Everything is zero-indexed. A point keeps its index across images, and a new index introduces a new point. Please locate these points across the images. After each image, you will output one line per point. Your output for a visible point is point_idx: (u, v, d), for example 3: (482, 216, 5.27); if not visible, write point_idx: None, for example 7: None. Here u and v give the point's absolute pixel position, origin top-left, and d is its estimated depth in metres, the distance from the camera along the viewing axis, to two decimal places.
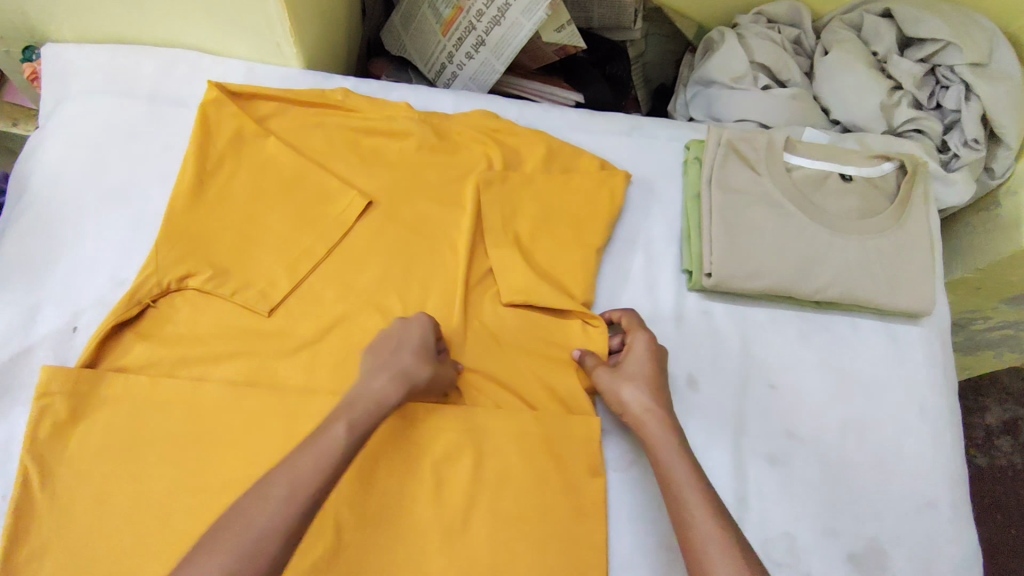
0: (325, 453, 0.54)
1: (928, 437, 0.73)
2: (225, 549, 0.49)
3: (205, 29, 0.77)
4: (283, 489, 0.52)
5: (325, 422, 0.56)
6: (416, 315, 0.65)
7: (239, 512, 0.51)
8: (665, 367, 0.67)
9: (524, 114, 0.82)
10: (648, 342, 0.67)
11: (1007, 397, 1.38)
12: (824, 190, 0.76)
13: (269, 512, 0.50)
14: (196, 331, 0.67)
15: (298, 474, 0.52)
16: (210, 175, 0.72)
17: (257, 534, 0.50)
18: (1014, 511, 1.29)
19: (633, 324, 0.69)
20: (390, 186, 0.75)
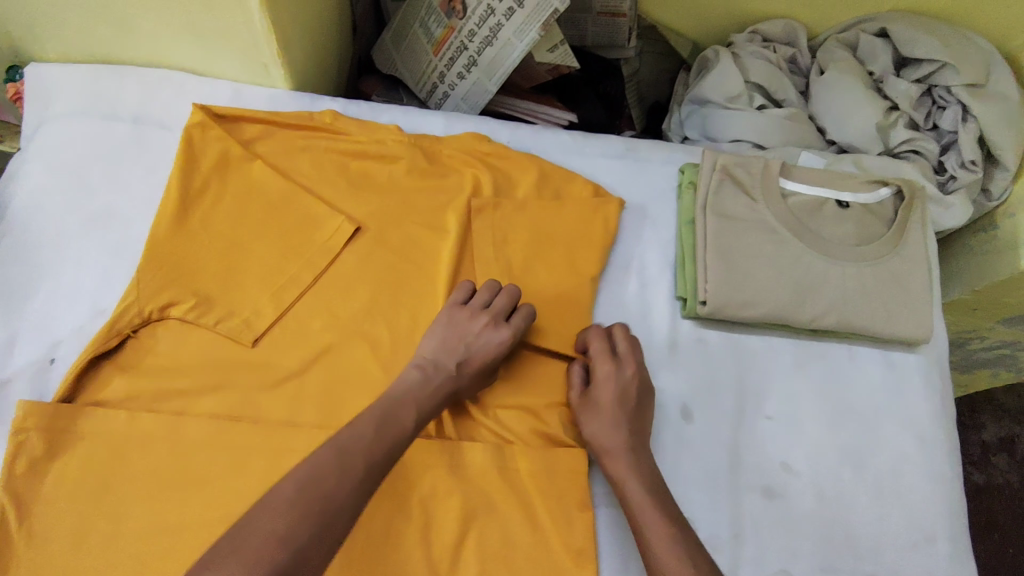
0: (397, 436, 0.57)
1: (926, 469, 0.71)
2: (311, 515, 0.49)
3: (191, 49, 0.75)
4: (361, 463, 0.53)
5: (397, 406, 0.59)
6: (501, 329, 0.66)
7: (321, 476, 0.51)
8: (631, 396, 0.66)
9: (516, 137, 0.80)
10: (608, 373, 0.66)
11: (1002, 414, 1.37)
12: (820, 216, 0.75)
13: (349, 488, 0.52)
14: (178, 362, 0.65)
15: (372, 453, 0.55)
16: (194, 201, 0.70)
17: (339, 503, 0.51)
18: (1010, 530, 1.28)
19: (595, 349, 0.68)
20: (377, 212, 0.73)
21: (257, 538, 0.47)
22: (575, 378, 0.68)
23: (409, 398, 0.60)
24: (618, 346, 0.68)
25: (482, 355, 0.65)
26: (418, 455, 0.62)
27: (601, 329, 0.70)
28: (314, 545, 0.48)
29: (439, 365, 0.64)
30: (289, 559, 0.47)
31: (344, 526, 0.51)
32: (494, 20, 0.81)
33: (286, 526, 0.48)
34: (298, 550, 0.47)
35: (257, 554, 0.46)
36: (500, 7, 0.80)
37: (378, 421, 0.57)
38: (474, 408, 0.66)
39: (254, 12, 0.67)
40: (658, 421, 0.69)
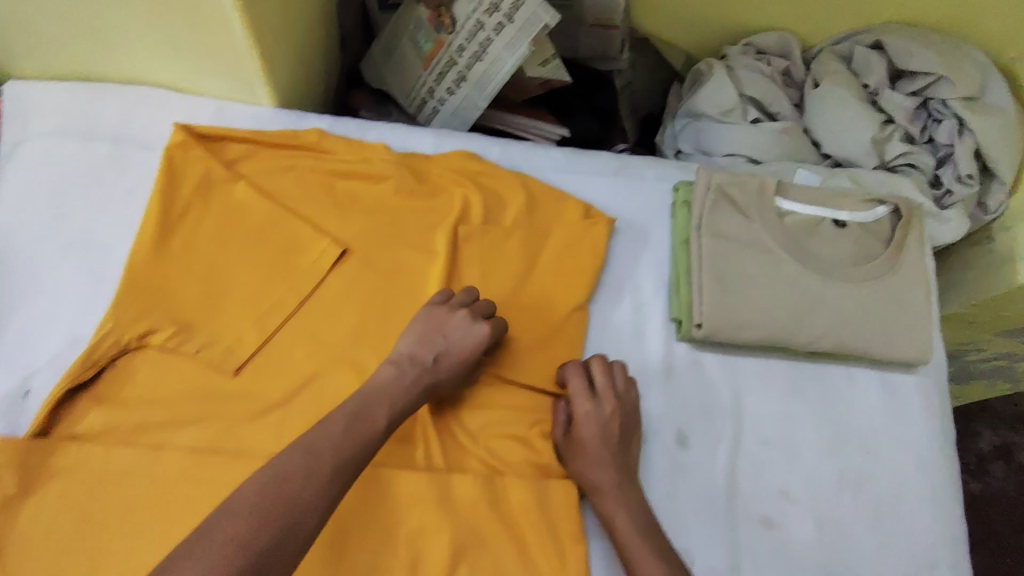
0: (369, 436, 0.55)
1: (927, 495, 0.70)
2: (273, 519, 0.47)
3: (173, 66, 0.73)
4: (329, 465, 0.51)
5: (369, 404, 0.57)
6: (480, 326, 0.64)
7: (286, 478, 0.49)
8: (613, 433, 0.64)
9: (506, 154, 0.79)
10: (588, 412, 0.65)
11: (999, 422, 1.36)
12: (817, 236, 0.73)
13: (316, 491, 0.50)
14: (158, 394, 0.63)
15: (342, 454, 0.53)
16: (175, 224, 0.68)
17: (303, 507, 0.49)
18: (1008, 539, 1.27)
19: (573, 388, 0.66)
20: (364, 233, 0.71)
21: (214, 544, 0.45)
22: (558, 416, 0.66)
23: (381, 395, 0.58)
24: (597, 382, 0.66)
25: (459, 352, 0.63)
26: (406, 489, 0.61)
27: (579, 365, 0.68)
28: (276, 548, 0.46)
29: (414, 360, 0.62)
30: (247, 564, 0.45)
31: (310, 529, 0.49)
32: (483, 35, 0.81)
33: (247, 530, 0.46)
34: (256, 556, 0.45)
35: (214, 561, 0.44)
36: (490, 22, 0.80)
37: (349, 420, 0.55)
38: (464, 436, 0.65)
39: (236, 29, 0.65)
40: (652, 446, 0.68)
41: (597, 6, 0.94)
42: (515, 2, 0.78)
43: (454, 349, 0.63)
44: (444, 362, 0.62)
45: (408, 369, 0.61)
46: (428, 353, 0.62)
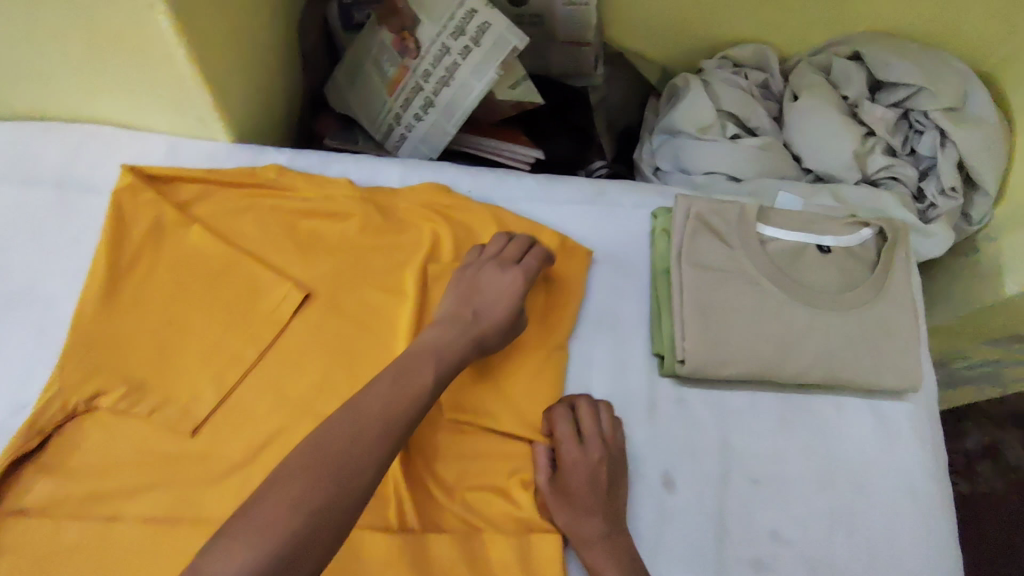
0: (417, 393, 0.52)
1: (921, 528, 0.68)
2: (327, 476, 0.45)
3: (120, 102, 0.69)
4: (379, 422, 0.49)
5: (415, 360, 0.55)
6: (513, 270, 0.65)
7: (336, 437, 0.47)
8: (601, 481, 0.61)
9: (477, 185, 0.75)
10: (575, 458, 0.62)
11: (985, 421, 1.34)
12: (802, 263, 0.71)
13: (371, 446, 0.48)
14: (110, 460, 0.59)
15: (392, 409, 0.50)
16: (124, 275, 0.64)
17: (361, 462, 0.46)
18: (997, 539, 1.24)
19: (560, 434, 0.63)
20: (328, 275, 0.67)
21: (269, 504, 0.43)
22: (540, 460, 0.63)
23: (429, 348, 0.57)
24: (584, 426, 0.63)
25: (499, 299, 0.63)
26: (377, 554, 0.57)
27: (565, 408, 0.65)
28: (331, 507, 0.44)
29: (456, 314, 0.62)
30: (303, 524, 0.42)
31: (367, 486, 0.46)
32: (449, 60, 0.77)
33: (300, 489, 0.44)
34: (316, 514, 0.43)
35: (270, 521, 0.42)
36: (456, 46, 0.77)
37: (395, 377, 0.53)
38: (440, 489, 0.62)
39: (183, 65, 0.61)
40: (635, 490, 0.65)
41: (570, 23, 0.90)
42: (481, 24, 0.75)
43: (493, 296, 0.64)
44: (486, 309, 0.63)
45: (451, 322, 0.61)
46: (469, 305, 0.63)
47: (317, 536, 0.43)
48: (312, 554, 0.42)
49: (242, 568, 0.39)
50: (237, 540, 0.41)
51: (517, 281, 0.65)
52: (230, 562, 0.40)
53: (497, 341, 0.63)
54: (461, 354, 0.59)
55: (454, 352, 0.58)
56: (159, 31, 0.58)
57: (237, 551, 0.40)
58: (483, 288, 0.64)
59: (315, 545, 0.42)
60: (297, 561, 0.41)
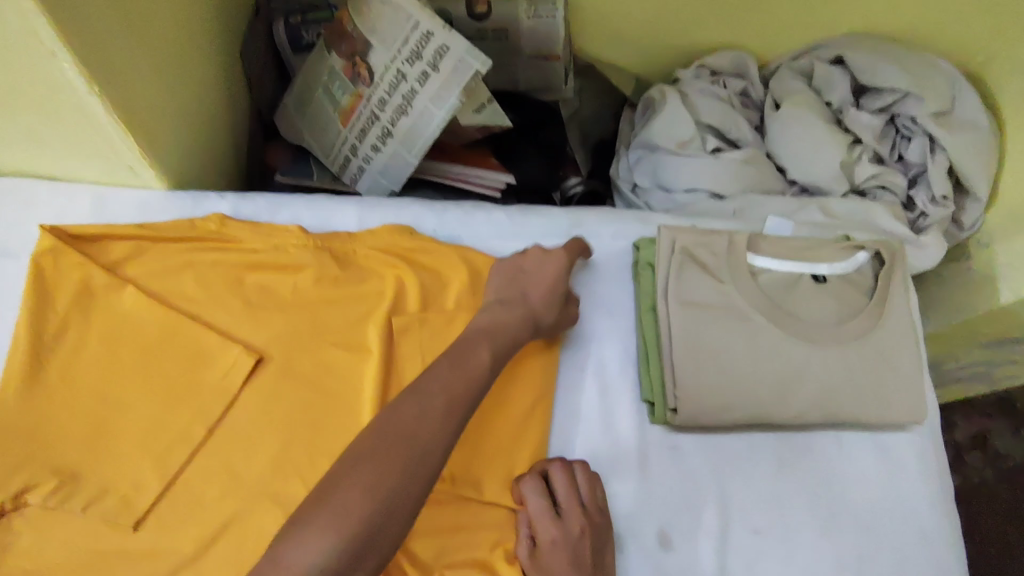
0: (475, 374, 0.52)
1: (931, 568, 0.64)
2: (395, 462, 0.44)
3: (36, 154, 0.62)
4: (442, 404, 0.49)
5: (470, 343, 0.54)
6: (555, 250, 0.64)
7: (401, 422, 0.47)
8: (586, 556, 0.56)
9: (443, 224, 0.70)
10: (554, 536, 0.57)
11: (972, 410, 1.29)
12: (796, 295, 0.66)
13: (436, 430, 0.47)
14: (41, 564, 0.52)
15: (453, 392, 0.50)
16: (50, 350, 0.57)
17: (428, 446, 0.46)
18: (990, 531, 1.20)
19: (534, 509, 0.58)
20: (282, 335, 0.61)
21: (343, 489, 0.43)
22: (521, 535, 0.58)
23: (486, 330, 0.56)
24: (560, 496, 0.58)
25: (546, 280, 0.63)
26: None
27: (537, 477, 0.59)
28: (401, 492, 0.44)
29: (505, 299, 0.61)
30: (375, 510, 0.43)
31: (432, 471, 0.46)
32: (406, 87, 0.71)
33: (371, 476, 0.43)
34: (386, 500, 0.43)
35: (344, 507, 0.42)
36: (412, 72, 0.70)
37: (452, 361, 0.52)
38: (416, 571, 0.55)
39: (99, 113, 0.54)
40: (628, 552, 0.60)
41: (536, 36, 0.84)
42: (439, 49, 0.69)
43: (539, 278, 0.63)
44: (535, 292, 0.62)
45: (501, 305, 0.60)
46: (517, 291, 0.62)
47: (386, 522, 0.43)
48: (382, 539, 0.43)
49: (321, 554, 0.40)
50: (314, 525, 0.41)
51: (562, 261, 0.64)
52: (309, 549, 0.40)
53: (550, 323, 0.62)
54: (515, 335, 0.58)
55: (507, 334, 0.57)
56: (66, 80, 0.51)
57: (314, 537, 0.41)
58: (529, 273, 0.63)
59: (384, 532, 0.43)
60: (369, 546, 0.42)
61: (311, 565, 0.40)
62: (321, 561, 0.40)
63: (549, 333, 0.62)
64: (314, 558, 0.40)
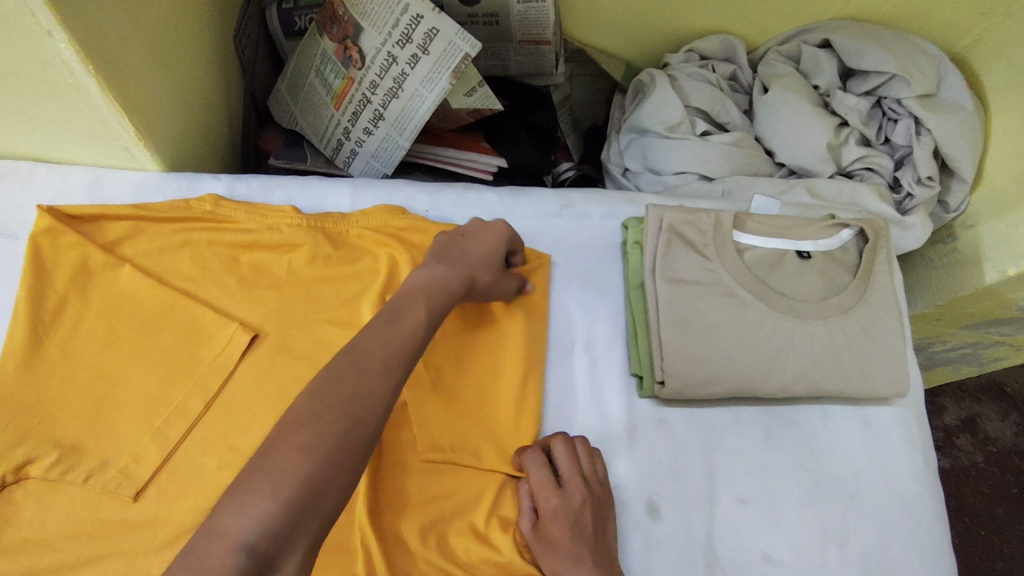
0: (412, 332, 0.50)
1: (914, 535, 0.66)
2: (333, 422, 0.42)
3: (32, 137, 0.63)
4: (379, 362, 0.46)
5: (405, 302, 0.52)
6: (495, 222, 0.63)
7: (337, 382, 0.44)
8: (586, 526, 0.57)
9: (435, 204, 0.71)
10: (556, 507, 0.57)
11: (961, 395, 1.31)
12: (781, 271, 0.67)
13: (374, 387, 0.45)
14: (44, 535, 0.54)
15: (390, 352, 0.47)
16: (49, 327, 0.58)
17: (366, 403, 0.44)
18: (980, 511, 1.22)
19: (536, 480, 0.58)
20: (277, 312, 0.62)
21: (279, 455, 0.40)
22: (523, 506, 0.59)
23: (421, 288, 0.53)
24: (562, 468, 0.59)
25: (484, 245, 0.61)
26: None
27: (539, 451, 0.60)
28: (342, 450, 0.41)
29: (447, 256, 0.58)
30: (315, 472, 0.40)
31: (374, 429, 0.44)
32: (397, 69, 0.72)
33: (308, 437, 0.41)
34: (326, 460, 0.40)
35: (283, 472, 0.39)
36: (403, 54, 0.71)
37: (388, 320, 0.50)
38: (412, 537, 0.57)
39: (94, 93, 0.55)
40: (621, 522, 0.62)
41: (525, 22, 0.84)
42: (428, 31, 0.69)
43: (479, 244, 0.61)
44: (475, 254, 0.59)
45: (439, 261, 0.57)
46: (459, 250, 0.59)
47: (329, 483, 0.40)
48: (326, 501, 0.40)
49: (259, 520, 0.37)
50: (251, 492, 0.38)
51: (501, 235, 0.62)
52: (246, 517, 0.37)
53: (484, 289, 0.60)
54: (453, 293, 0.55)
55: (445, 291, 0.55)
56: (62, 61, 0.52)
57: (250, 504, 0.38)
58: (469, 239, 0.61)
59: (327, 494, 0.40)
60: (312, 510, 0.39)
61: (250, 531, 0.37)
62: (260, 528, 0.37)
63: (480, 298, 0.61)
64: (252, 524, 0.37)
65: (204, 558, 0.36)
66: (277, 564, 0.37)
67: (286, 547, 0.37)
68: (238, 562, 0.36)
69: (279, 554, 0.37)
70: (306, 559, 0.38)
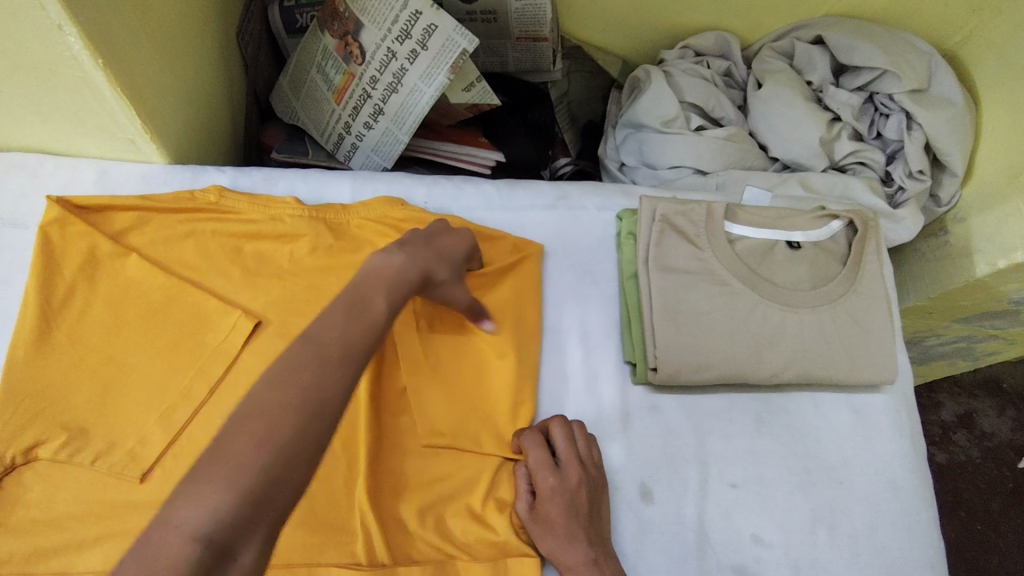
0: (375, 319, 0.48)
1: (901, 518, 0.67)
2: (291, 414, 0.40)
3: (40, 129, 0.64)
4: (340, 349, 0.44)
5: (367, 286, 0.49)
6: (462, 232, 0.62)
7: (295, 371, 0.42)
8: (582, 505, 0.58)
9: (433, 196, 0.72)
10: (552, 487, 0.58)
11: (958, 390, 1.32)
12: (771, 260, 0.69)
13: (336, 376, 0.43)
14: (52, 514, 0.55)
15: (351, 340, 0.45)
16: (57, 314, 0.60)
17: (327, 393, 0.42)
18: (976, 506, 1.23)
19: (534, 460, 0.60)
20: (280, 301, 0.64)
21: (232, 447, 0.38)
22: (520, 488, 0.60)
23: (381, 273, 0.51)
24: (560, 450, 0.60)
25: (448, 248, 0.60)
26: None
27: (537, 433, 0.62)
28: (301, 443, 0.40)
29: (410, 246, 0.56)
30: (274, 463, 0.38)
31: (333, 420, 0.42)
32: (396, 65, 0.74)
33: (266, 427, 0.39)
34: (282, 453, 0.39)
35: (239, 464, 0.37)
36: (402, 50, 0.73)
37: (348, 307, 0.47)
38: (410, 518, 0.58)
39: (102, 86, 0.57)
40: (615, 505, 0.63)
41: (524, 19, 0.86)
42: (427, 27, 0.71)
43: (445, 243, 0.60)
44: (440, 251, 0.58)
45: (401, 249, 0.55)
46: (422, 243, 0.58)
47: (286, 475, 0.39)
48: (282, 494, 0.38)
49: (214, 512, 0.35)
50: (204, 485, 0.36)
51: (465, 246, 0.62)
52: (200, 511, 0.35)
53: (441, 287, 0.58)
54: (412, 285, 0.53)
55: (404, 280, 0.52)
56: (71, 53, 0.53)
57: (202, 498, 0.36)
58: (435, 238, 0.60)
59: (285, 485, 0.38)
60: (269, 502, 0.37)
61: (205, 523, 0.35)
62: (214, 522, 0.35)
63: (434, 296, 0.59)
64: (206, 519, 0.35)
65: (156, 553, 0.34)
66: (233, 556, 0.36)
67: (242, 539, 0.36)
68: (193, 553, 0.34)
69: (235, 546, 0.36)
70: (263, 550, 0.37)
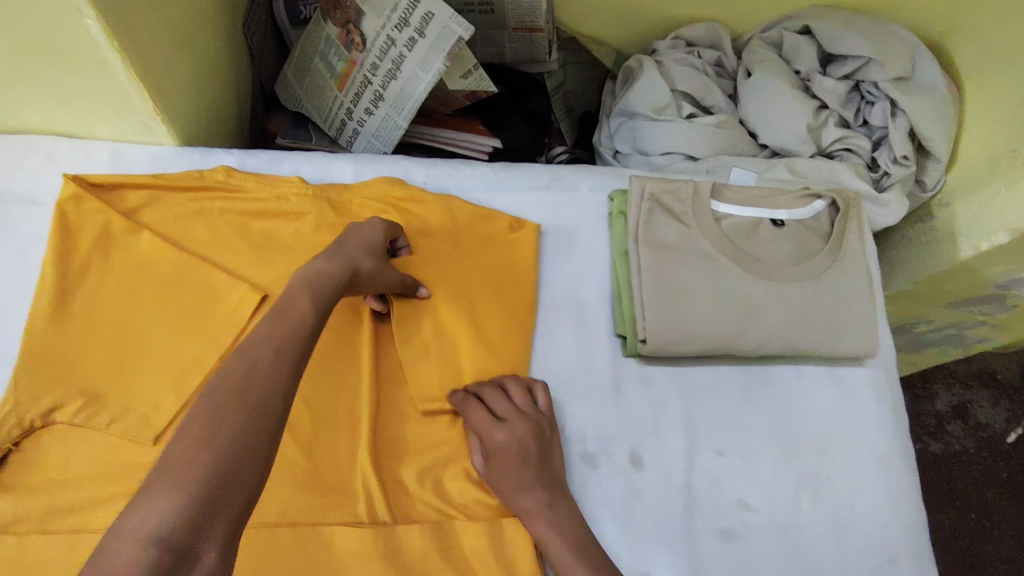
0: (302, 322, 0.48)
1: (883, 487, 0.69)
2: (229, 413, 0.40)
3: (56, 112, 0.67)
4: (270, 350, 0.44)
5: (288, 297, 0.49)
6: (370, 220, 0.64)
7: (228, 377, 0.42)
8: (530, 453, 0.60)
9: (432, 176, 0.75)
10: (499, 441, 0.60)
11: (953, 381, 1.34)
12: (756, 238, 0.72)
13: (271, 375, 0.43)
14: (69, 474, 0.58)
15: (281, 340, 0.45)
16: (74, 287, 0.63)
17: (265, 391, 0.42)
18: (970, 495, 1.24)
19: (475, 420, 0.62)
20: (285, 274, 0.67)
21: (176, 452, 0.39)
22: (474, 453, 0.62)
23: (308, 277, 0.52)
24: (498, 408, 0.62)
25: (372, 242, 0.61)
26: (346, 547, 0.56)
27: (472, 398, 0.63)
28: (246, 439, 0.40)
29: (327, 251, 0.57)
30: (219, 462, 0.38)
31: (277, 413, 0.42)
32: (395, 52, 0.77)
33: (205, 430, 0.40)
34: (227, 448, 0.39)
35: (185, 466, 0.38)
36: (400, 38, 0.76)
37: (275, 316, 0.47)
38: (410, 480, 0.61)
39: (116, 68, 0.60)
40: (607, 470, 0.66)
41: (519, 10, 0.89)
42: (424, 15, 0.74)
43: (362, 236, 0.61)
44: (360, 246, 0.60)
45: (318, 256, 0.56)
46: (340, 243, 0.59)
47: (234, 469, 0.39)
48: (236, 488, 0.39)
49: (165, 515, 0.36)
50: (155, 491, 0.37)
51: (376, 231, 0.63)
52: (152, 514, 0.36)
53: (371, 278, 0.59)
54: (337, 282, 0.54)
55: (327, 280, 0.53)
56: (87, 36, 0.56)
57: (155, 503, 0.36)
58: (345, 237, 0.61)
59: (237, 484, 0.39)
60: (223, 500, 0.38)
61: (159, 526, 0.36)
62: (167, 522, 0.36)
63: (375, 283, 0.60)
64: (159, 520, 0.36)
65: (113, 558, 0.34)
66: (195, 556, 0.36)
67: (201, 536, 0.36)
68: (150, 555, 0.35)
69: (195, 544, 0.36)
70: (226, 546, 0.37)
